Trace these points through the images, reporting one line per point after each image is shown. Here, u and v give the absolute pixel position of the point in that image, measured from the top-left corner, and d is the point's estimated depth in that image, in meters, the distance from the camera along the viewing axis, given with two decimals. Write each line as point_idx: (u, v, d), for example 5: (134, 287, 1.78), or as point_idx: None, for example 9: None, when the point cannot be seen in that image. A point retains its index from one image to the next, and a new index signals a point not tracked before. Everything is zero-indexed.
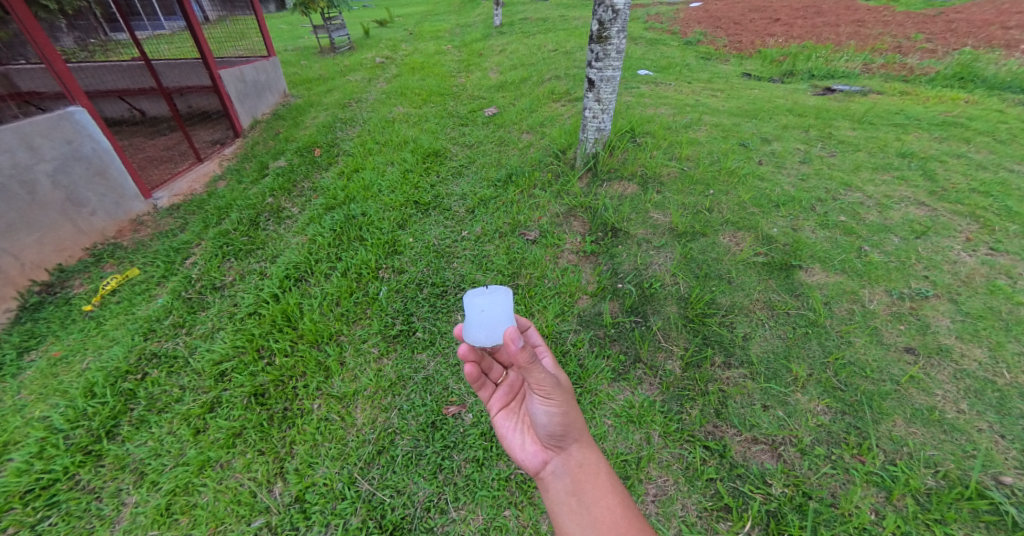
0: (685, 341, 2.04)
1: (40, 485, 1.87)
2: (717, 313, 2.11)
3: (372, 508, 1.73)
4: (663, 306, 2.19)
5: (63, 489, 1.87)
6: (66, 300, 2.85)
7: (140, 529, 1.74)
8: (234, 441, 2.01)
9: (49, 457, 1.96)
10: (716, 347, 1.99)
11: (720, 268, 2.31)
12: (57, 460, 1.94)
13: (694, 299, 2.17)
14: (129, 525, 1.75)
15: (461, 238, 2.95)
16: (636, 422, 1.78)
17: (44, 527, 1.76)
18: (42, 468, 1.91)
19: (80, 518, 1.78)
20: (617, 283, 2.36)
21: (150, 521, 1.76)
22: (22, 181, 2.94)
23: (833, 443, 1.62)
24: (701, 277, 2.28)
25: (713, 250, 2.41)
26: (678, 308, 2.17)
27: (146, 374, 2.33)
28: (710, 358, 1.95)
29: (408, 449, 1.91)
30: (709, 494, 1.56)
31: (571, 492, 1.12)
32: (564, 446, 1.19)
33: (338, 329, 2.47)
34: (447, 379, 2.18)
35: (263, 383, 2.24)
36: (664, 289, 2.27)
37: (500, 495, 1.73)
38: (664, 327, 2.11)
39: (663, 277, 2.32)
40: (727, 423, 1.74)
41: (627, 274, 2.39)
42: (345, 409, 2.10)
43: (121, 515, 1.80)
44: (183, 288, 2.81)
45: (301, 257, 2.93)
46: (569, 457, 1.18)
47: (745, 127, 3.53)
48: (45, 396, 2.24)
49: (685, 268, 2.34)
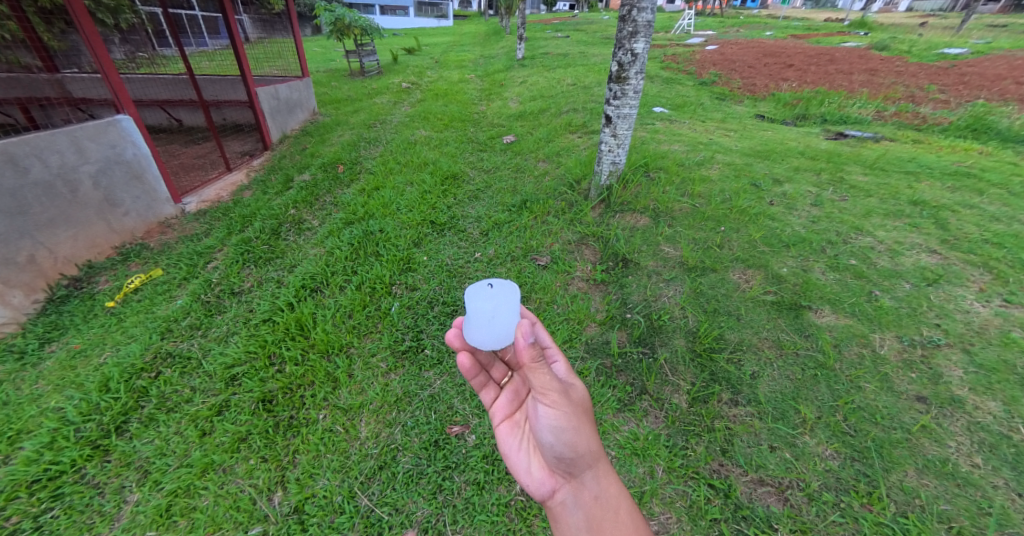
0: (693, 375, 2.04)
1: (47, 475, 1.93)
2: (724, 350, 2.10)
3: (371, 525, 1.78)
4: (671, 339, 2.19)
5: (68, 481, 1.93)
6: (91, 296, 2.95)
7: (139, 528, 1.79)
8: (239, 446, 2.07)
9: (59, 449, 2.03)
10: (724, 383, 1.97)
11: (729, 304, 2.32)
12: (66, 452, 2.01)
13: (702, 334, 2.17)
14: (129, 524, 1.80)
15: (474, 259, 3.01)
16: (640, 456, 1.79)
17: (47, 518, 1.81)
18: (51, 459, 1.98)
19: (83, 513, 1.83)
20: (626, 313, 2.37)
21: (149, 520, 1.81)
22: (67, 181, 3.09)
23: (841, 490, 1.58)
24: (710, 312, 2.28)
25: (723, 286, 2.42)
26: (686, 340, 2.17)
27: (160, 373, 2.40)
28: (717, 395, 1.94)
29: (409, 467, 1.96)
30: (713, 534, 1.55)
31: (592, 518, 1.14)
32: (576, 474, 1.21)
33: (349, 341, 2.52)
34: (452, 399, 2.22)
35: (272, 390, 2.29)
36: (673, 321, 2.27)
37: (500, 521, 1.78)
38: (671, 359, 2.11)
39: (672, 310, 2.33)
40: (733, 463, 1.72)
41: (636, 305, 2.40)
42: (350, 421, 2.14)
43: (122, 513, 1.84)
44: (202, 291, 2.90)
45: (318, 269, 3.01)
46: (582, 488, 1.20)
47: (757, 167, 3.59)
48: (62, 387, 2.31)
49: (694, 303, 2.35)
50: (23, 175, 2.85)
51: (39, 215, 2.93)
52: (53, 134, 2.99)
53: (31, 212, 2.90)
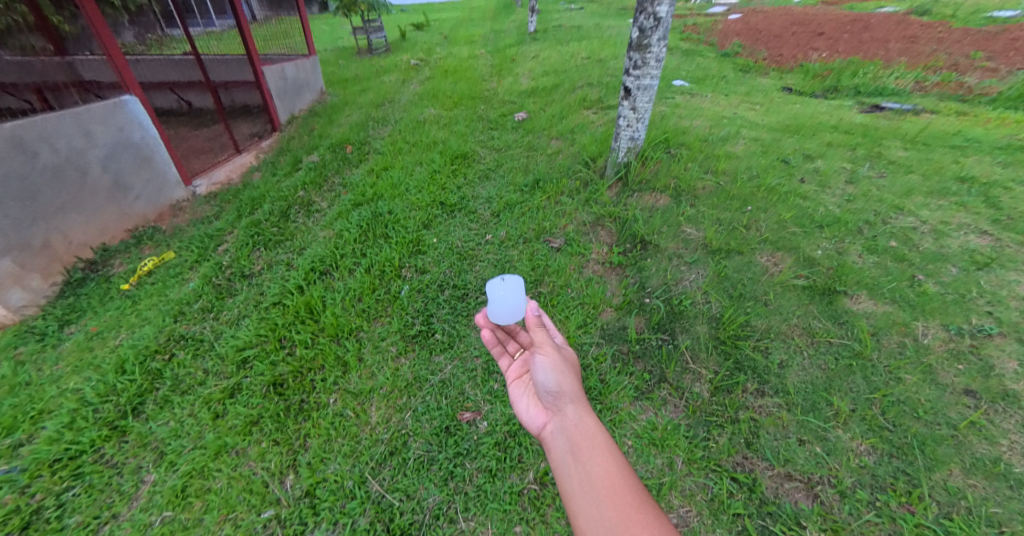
0: (716, 364, 1.94)
1: (67, 455, 1.96)
2: (751, 337, 1.99)
3: (381, 510, 1.76)
4: (692, 325, 2.09)
5: (87, 462, 1.95)
6: (106, 279, 2.98)
7: (156, 509, 1.81)
8: (251, 429, 2.06)
9: (79, 429, 2.05)
10: (749, 372, 1.87)
11: (755, 288, 2.19)
12: (85, 432, 2.04)
13: (727, 320, 2.05)
14: (146, 503, 1.83)
15: (485, 241, 2.92)
16: (658, 446, 1.72)
17: (68, 496, 1.84)
18: (70, 439, 2.01)
19: (102, 491, 1.86)
20: (644, 298, 2.26)
21: (165, 501, 1.83)
22: (76, 166, 3.06)
23: (877, 488, 1.49)
24: (735, 298, 2.16)
25: (749, 269, 2.28)
26: (709, 327, 2.06)
27: (173, 355, 2.40)
28: (742, 385, 1.84)
29: (421, 453, 1.92)
30: (735, 530, 1.49)
31: (570, 450, 1.12)
32: (560, 408, 1.24)
33: (359, 325, 2.47)
34: (463, 384, 2.16)
35: (283, 374, 2.27)
36: (695, 307, 2.16)
37: (512, 509, 1.74)
38: (692, 347, 2.00)
39: (694, 295, 2.21)
40: (758, 456, 1.63)
41: (656, 289, 2.29)
42: (360, 406, 2.11)
43: (139, 492, 1.88)
44: (213, 275, 2.87)
45: (327, 252, 2.95)
46: (565, 420, 1.21)
47: (786, 143, 3.38)
48: (79, 369, 2.33)
49: (718, 287, 2.22)
50: (32, 160, 2.81)
51: (50, 200, 2.93)
52: (60, 118, 2.93)
53: (43, 199, 2.88)
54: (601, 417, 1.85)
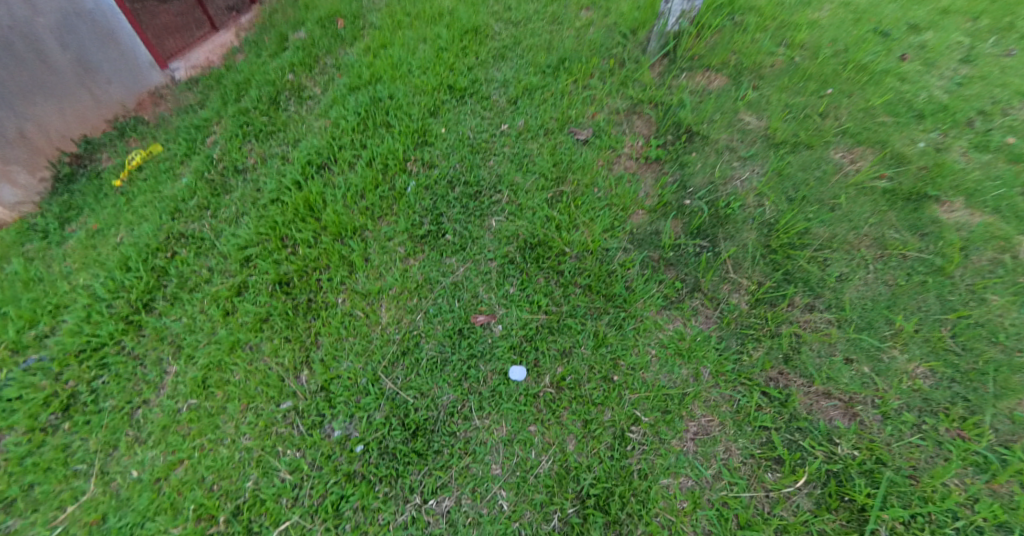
0: (761, 274, 1.74)
1: (90, 347, 1.99)
2: (809, 246, 1.75)
3: (396, 406, 1.78)
4: (740, 231, 1.84)
5: (110, 353, 1.99)
6: (98, 176, 2.75)
7: (181, 396, 1.87)
8: (261, 326, 2.01)
9: (96, 322, 2.05)
10: (798, 285, 1.68)
11: (822, 192, 1.88)
12: (103, 326, 2.03)
13: (783, 227, 1.80)
14: (173, 392, 1.89)
15: (500, 133, 2.55)
16: (683, 356, 1.67)
17: (99, 383, 1.91)
18: (91, 331, 2.02)
19: (130, 380, 1.92)
20: (684, 199, 1.98)
21: (188, 390, 1.87)
22: (26, 40, 2.42)
23: (927, 412, 1.39)
24: (797, 201, 1.87)
25: (818, 167, 1.96)
26: (758, 234, 1.82)
27: (176, 253, 2.29)
28: (789, 298, 1.66)
29: (433, 354, 1.87)
30: (759, 441, 1.48)
31: None
32: None
33: (363, 223, 2.25)
34: (477, 287, 2.00)
35: (288, 272, 2.15)
36: (744, 211, 1.89)
37: (527, 410, 1.72)
38: (738, 253, 1.80)
39: (745, 197, 1.93)
40: (797, 372, 1.53)
41: (699, 189, 2.00)
42: (369, 306, 2.01)
43: (165, 381, 1.94)
44: (205, 169, 2.62)
45: (324, 142, 2.64)
46: None
47: (886, 8, 2.70)
48: (87, 265, 2.26)
49: (776, 189, 1.92)
50: None
51: (8, 83, 2.42)
52: None
53: None
54: (624, 326, 1.79)
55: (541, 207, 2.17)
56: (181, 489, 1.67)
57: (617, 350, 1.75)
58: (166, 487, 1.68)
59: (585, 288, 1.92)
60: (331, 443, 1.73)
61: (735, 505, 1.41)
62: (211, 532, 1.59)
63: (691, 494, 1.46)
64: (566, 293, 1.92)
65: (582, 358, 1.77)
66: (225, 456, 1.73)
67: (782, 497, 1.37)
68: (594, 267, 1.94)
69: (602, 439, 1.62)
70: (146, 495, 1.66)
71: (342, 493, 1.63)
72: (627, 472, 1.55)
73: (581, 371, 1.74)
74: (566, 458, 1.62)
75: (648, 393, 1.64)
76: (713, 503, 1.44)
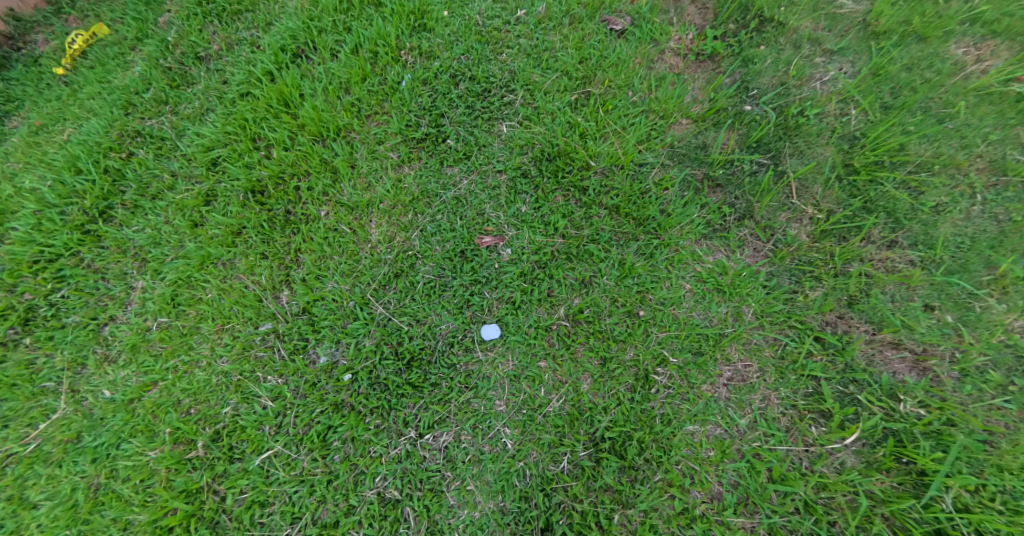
0: (832, 202, 1.46)
1: (44, 258, 1.72)
2: (903, 167, 1.44)
3: (388, 333, 1.57)
4: (814, 147, 1.52)
5: (67, 265, 1.72)
6: (36, 62, 2.18)
7: (150, 314, 1.64)
8: (234, 241, 1.72)
9: (50, 232, 1.76)
10: (880, 216, 1.41)
11: (932, 98, 1.50)
12: (57, 236, 1.74)
13: (876, 141, 1.47)
14: (140, 309, 1.65)
15: (517, 20, 1.96)
16: (723, 293, 1.45)
17: (59, 298, 1.68)
18: (43, 241, 1.74)
19: (92, 295, 1.68)
20: (743, 104, 1.63)
21: (158, 307, 1.64)
22: None
23: (1018, 371, 1.20)
24: (896, 111, 1.51)
25: (931, 65, 1.54)
26: (839, 151, 1.50)
27: (133, 154, 1.91)
28: (866, 231, 1.40)
29: (430, 278, 1.62)
30: (801, 392, 1.31)
31: None
32: None
33: (348, 123, 1.85)
34: (482, 204, 1.70)
35: (261, 179, 1.81)
36: (820, 121, 1.55)
37: (537, 344, 1.51)
38: (811, 171, 1.49)
39: (825, 103, 1.56)
40: (859, 317, 1.34)
41: (765, 92, 1.63)
42: (357, 221, 1.72)
43: (132, 297, 1.68)
44: (161, 56, 2.08)
45: (300, 23, 2.06)
46: None
47: None
48: (33, 167, 1.88)
49: (870, 94, 1.55)
50: None
51: None
52: None
53: None
54: (656, 255, 1.54)
55: (562, 112, 1.78)
56: (156, 411, 1.51)
57: (645, 282, 1.51)
58: (140, 408, 1.52)
59: (612, 210, 1.63)
60: (317, 371, 1.54)
61: (769, 458, 1.27)
62: (190, 457, 1.46)
63: (720, 443, 1.32)
64: (588, 215, 1.63)
65: (604, 290, 1.53)
66: (202, 380, 1.54)
67: (825, 453, 1.23)
68: (623, 186, 1.63)
69: (622, 381, 1.43)
70: (121, 415, 1.51)
71: (329, 423, 1.47)
72: (648, 416, 1.38)
73: (601, 303, 1.51)
74: (579, 399, 1.43)
75: (680, 331, 1.43)
76: (744, 455, 1.29)
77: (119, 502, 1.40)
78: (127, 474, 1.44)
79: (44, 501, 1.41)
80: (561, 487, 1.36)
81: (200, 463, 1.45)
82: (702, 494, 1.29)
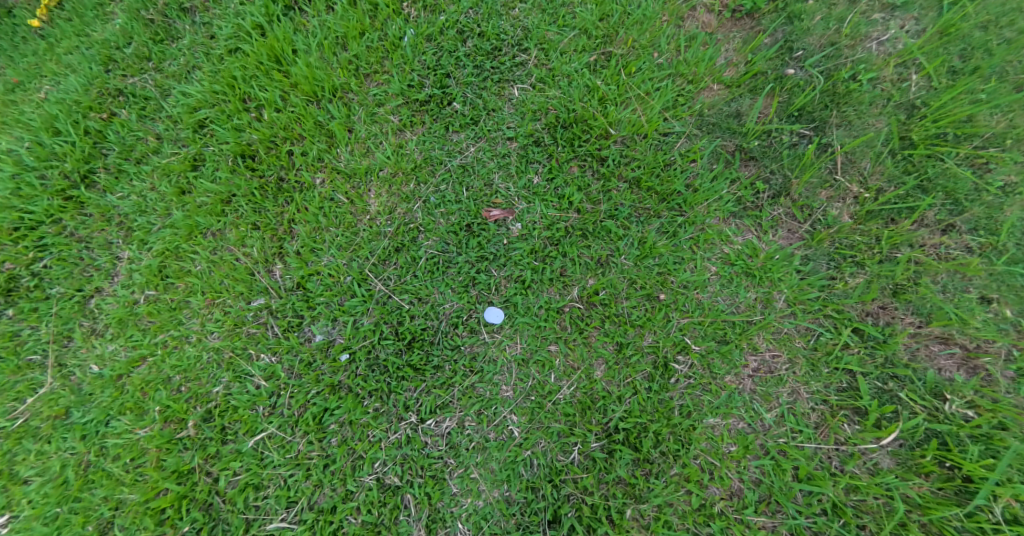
0: (882, 179, 1.34)
1: (24, 226, 1.59)
2: (970, 142, 1.31)
3: (387, 312, 1.46)
4: (867, 118, 1.38)
5: (49, 233, 1.59)
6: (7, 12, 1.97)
7: (137, 287, 1.52)
8: (224, 209, 1.59)
9: (29, 198, 1.62)
10: (937, 197, 1.29)
11: (1009, 63, 1.34)
12: (36, 202, 1.61)
13: (941, 111, 1.32)
14: (127, 282, 1.53)
15: None
16: (752, 277, 1.34)
17: (41, 269, 1.56)
18: (22, 208, 1.60)
19: (76, 265, 1.57)
20: (787, 69, 1.48)
21: (145, 280, 1.52)
22: None
23: None
24: (967, 77, 1.35)
25: (1008, 23, 1.37)
26: (896, 122, 1.35)
27: (115, 115, 1.74)
28: (920, 213, 1.29)
29: (434, 253, 1.50)
30: (835, 387, 1.23)
31: None
32: None
33: (345, 82, 1.68)
34: (491, 173, 1.56)
35: (251, 143, 1.66)
36: (873, 88, 1.40)
37: (547, 327, 1.40)
38: (860, 145, 1.36)
39: (880, 67, 1.41)
40: (905, 307, 1.24)
41: (813, 53, 1.46)
42: (355, 190, 1.58)
43: (118, 269, 1.56)
44: (142, 5, 1.85)
45: None
46: None
47: None
48: (7, 127, 1.71)
49: (936, 57, 1.38)
50: None
51: None
52: None
53: None
54: (680, 234, 1.41)
55: (580, 74, 1.61)
56: (145, 388, 1.41)
57: (667, 263, 1.39)
58: (129, 385, 1.42)
59: (632, 184, 1.49)
60: (312, 350, 1.44)
61: (797, 456, 1.19)
62: (181, 437, 1.37)
63: (743, 438, 1.24)
64: (606, 189, 1.50)
65: (621, 270, 1.41)
66: (192, 356, 1.44)
67: (858, 453, 1.16)
68: (646, 156, 1.49)
69: (639, 369, 1.33)
70: (109, 391, 1.41)
71: (325, 405, 1.39)
72: (666, 408, 1.29)
73: (618, 285, 1.40)
74: (592, 387, 1.34)
75: (703, 318, 1.33)
76: (768, 451, 1.22)
77: (109, 481, 1.33)
78: (116, 452, 1.35)
79: (35, 477, 1.34)
80: (571, 479, 1.28)
81: (192, 443, 1.37)
82: (720, 491, 1.22)
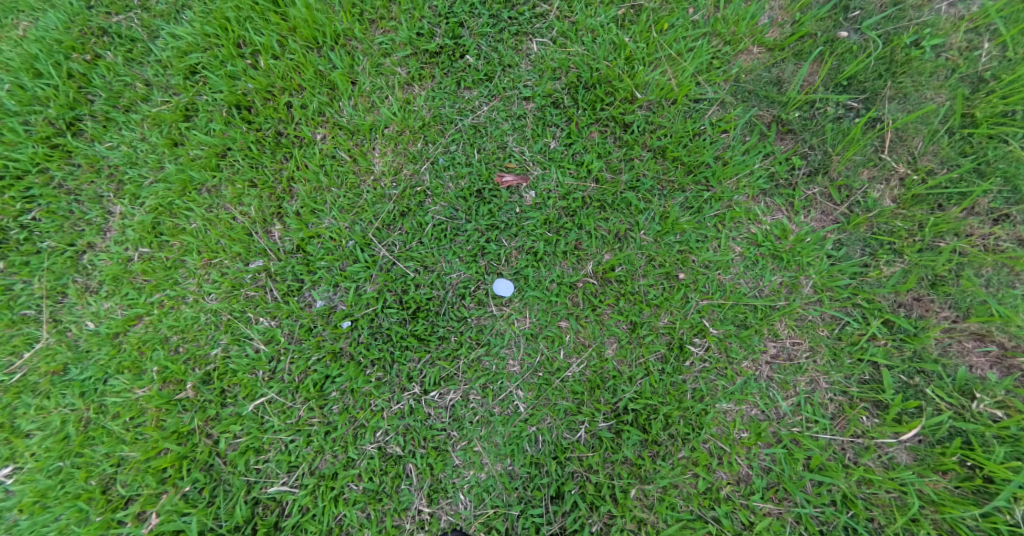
0: (933, 160, 1.25)
1: (10, 175, 1.49)
2: None
3: (392, 280, 1.40)
4: (925, 92, 1.27)
5: (36, 183, 1.49)
6: None
7: (130, 243, 1.45)
8: (219, 164, 1.49)
9: (13, 145, 1.51)
10: (995, 183, 1.21)
11: None
12: (21, 150, 1.51)
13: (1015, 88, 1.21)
14: (120, 237, 1.46)
15: None
16: (779, 260, 1.28)
17: (30, 221, 1.47)
18: (6, 155, 1.50)
19: (66, 219, 1.48)
20: (840, 32, 1.34)
21: (138, 236, 1.44)
22: None
23: None
24: None
25: None
26: (960, 97, 1.24)
27: (99, 56, 1.59)
28: (973, 201, 1.22)
29: (442, 219, 1.41)
30: (857, 379, 1.20)
31: None
32: None
33: (348, 28, 1.52)
34: (505, 136, 1.45)
35: (247, 93, 1.53)
36: (935, 59, 1.28)
37: (558, 302, 1.33)
38: (913, 121, 1.26)
39: (947, 34, 1.27)
40: (941, 300, 1.19)
41: (873, 14, 1.32)
42: (358, 148, 1.48)
43: (110, 223, 1.48)
44: None
45: None
46: None
47: None
48: None
49: (1014, 23, 1.25)
50: None
51: None
52: None
53: None
54: (705, 209, 1.33)
55: (606, 29, 1.46)
56: (142, 348, 1.36)
57: (689, 241, 1.32)
58: (126, 344, 1.37)
59: (656, 153, 1.39)
60: (313, 315, 1.38)
61: (810, 446, 1.17)
62: (180, 398, 1.34)
63: (756, 425, 1.21)
64: (628, 157, 1.39)
65: (640, 246, 1.34)
66: (190, 317, 1.38)
67: (874, 447, 1.14)
68: (674, 124, 1.38)
69: (652, 349, 1.28)
70: (106, 349, 1.36)
71: (326, 373, 1.35)
72: (677, 390, 1.25)
73: (635, 261, 1.32)
74: (603, 366, 1.29)
75: (724, 300, 1.27)
76: (781, 439, 1.20)
77: (109, 438, 1.30)
78: (116, 410, 1.32)
79: (35, 431, 1.31)
80: (575, 457, 1.25)
81: (191, 405, 1.34)
82: (728, 475, 1.20)
